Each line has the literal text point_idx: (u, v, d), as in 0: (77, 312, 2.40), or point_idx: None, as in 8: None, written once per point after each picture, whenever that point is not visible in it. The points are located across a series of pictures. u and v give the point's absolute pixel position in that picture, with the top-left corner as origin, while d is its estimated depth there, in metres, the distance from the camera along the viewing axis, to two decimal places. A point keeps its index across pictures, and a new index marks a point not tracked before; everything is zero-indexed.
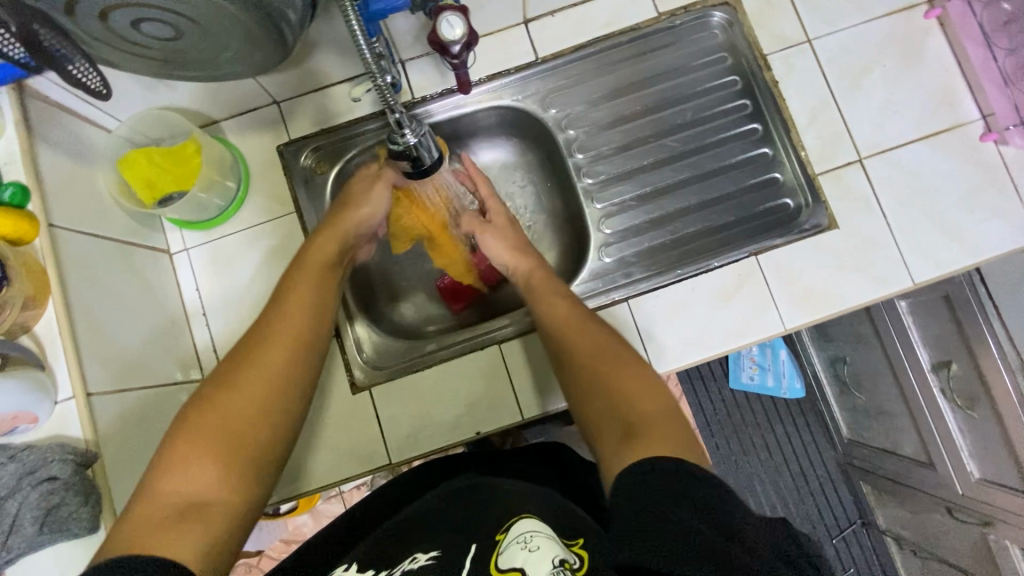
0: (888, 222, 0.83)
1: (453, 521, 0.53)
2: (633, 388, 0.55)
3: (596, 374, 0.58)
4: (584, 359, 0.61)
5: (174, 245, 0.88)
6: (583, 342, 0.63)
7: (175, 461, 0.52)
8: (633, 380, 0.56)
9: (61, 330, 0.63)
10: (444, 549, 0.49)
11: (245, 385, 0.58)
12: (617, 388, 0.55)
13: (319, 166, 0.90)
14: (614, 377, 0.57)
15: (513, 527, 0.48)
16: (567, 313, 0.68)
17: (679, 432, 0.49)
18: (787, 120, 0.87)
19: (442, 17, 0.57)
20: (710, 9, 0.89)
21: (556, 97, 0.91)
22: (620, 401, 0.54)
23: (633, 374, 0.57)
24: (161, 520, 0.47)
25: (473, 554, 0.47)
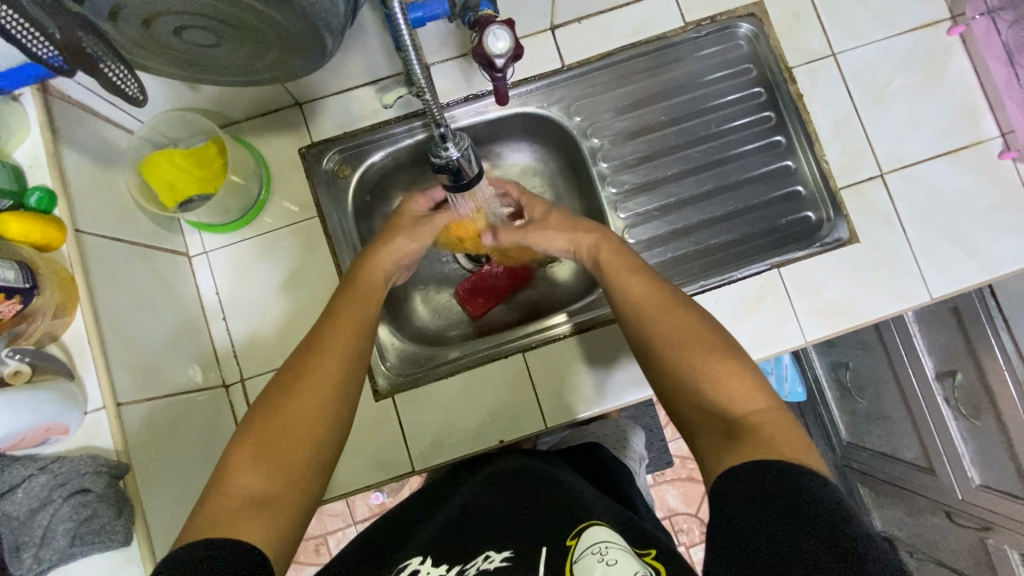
0: (907, 237, 0.85)
1: (517, 526, 0.55)
2: (731, 382, 0.53)
3: (686, 364, 0.55)
4: (674, 344, 0.57)
5: (193, 248, 0.86)
6: (675, 326, 0.58)
7: (240, 455, 0.53)
8: (728, 371, 0.53)
9: (90, 337, 0.61)
10: (516, 549, 0.51)
11: (307, 385, 0.58)
12: (715, 381, 0.53)
13: (341, 169, 0.89)
14: (711, 366, 0.54)
15: (585, 534, 0.50)
16: (650, 291, 0.63)
17: (792, 434, 0.48)
18: (810, 133, 0.88)
19: (489, 30, 0.56)
20: (736, 20, 0.89)
21: (581, 104, 0.90)
22: (718, 397, 0.52)
23: (730, 364, 0.54)
24: (230, 512, 0.49)
25: (545, 559, 0.49)
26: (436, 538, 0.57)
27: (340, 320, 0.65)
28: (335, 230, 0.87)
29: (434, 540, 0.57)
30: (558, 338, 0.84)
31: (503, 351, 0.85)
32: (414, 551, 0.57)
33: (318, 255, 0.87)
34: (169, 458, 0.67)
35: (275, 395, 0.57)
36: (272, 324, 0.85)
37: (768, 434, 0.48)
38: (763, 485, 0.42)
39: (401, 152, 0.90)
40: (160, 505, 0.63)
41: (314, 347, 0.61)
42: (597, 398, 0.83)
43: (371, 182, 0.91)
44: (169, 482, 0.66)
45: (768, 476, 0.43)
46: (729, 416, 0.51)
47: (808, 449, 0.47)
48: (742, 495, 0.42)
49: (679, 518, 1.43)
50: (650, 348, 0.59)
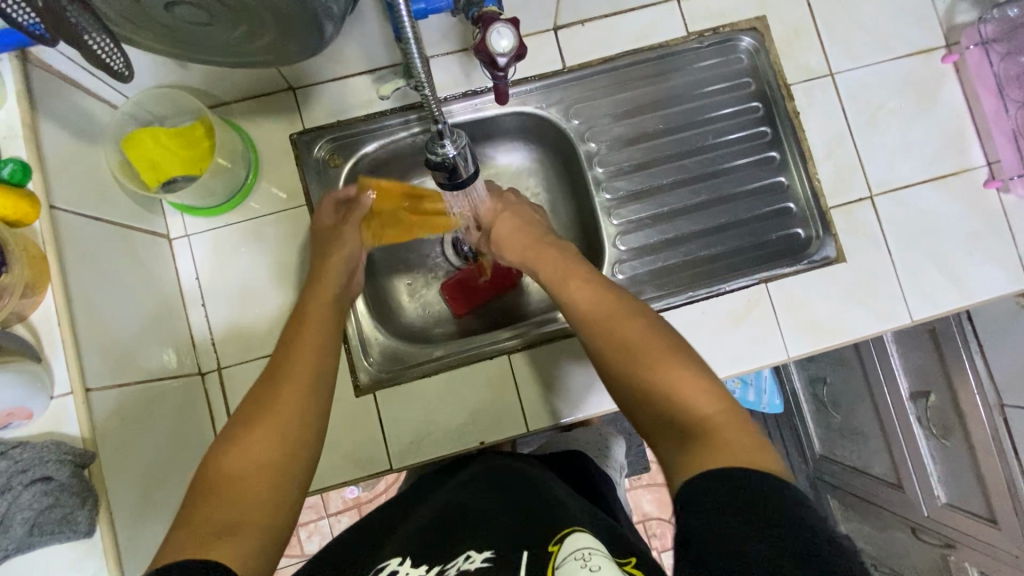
0: (892, 259, 0.86)
1: (503, 523, 0.55)
2: (679, 384, 0.53)
3: (642, 373, 0.56)
4: (625, 355, 0.58)
5: (174, 230, 0.84)
6: (627, 334, 0.59)
7: (220, 482, 0.52)
8: (677, 376, 0.54)
9: (61, 319, 0.59)
10: (498, 551, 0.50)
11: (276, 412, 0.58)
12: (665, 386, 0.53)
13: (332, 158, 0.87)
14: (662, 374, 0.54)
15: (568, 541, 0.49)
16: (594, 302, 0.64)
17: (744, 434, 0.48)
18: (805, 150, 0.89)
19: (492, 27, 0.55)
20: (738, 33, 0.90)
21: (579, 107, 0.90)
22: (669, 401, 0.53)
23: (679, 369, 0.54)
24: (206, 534, 0.47)
25: (527, 562, 0.48)
26: (415, 539, 0.55)
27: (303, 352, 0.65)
28: None
29: (413, 539, 0.56)
30: (544, 341, 0.83)
31: (485, 351, 0.84)
32: (393, 550, 0.55)
33: (304, 245, 0.85)
34: (137, 446, 0.65)
35: (242, 425, 0.57)
36: (253, 315, 0.83)
37: (719, 435, 0.48)
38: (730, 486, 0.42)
39: (396, 144, 0.89)
40: (126, 496, 0.61)
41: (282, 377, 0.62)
42: (580, 404, 0.83)
43: (362, 172, 0.89)
44: (138, 472, 0.64)
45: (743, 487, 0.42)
46: (686, 419, 0.51)
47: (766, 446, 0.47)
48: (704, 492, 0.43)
49: (653, 522, 1.45)
50: (607, 358, 0.60)
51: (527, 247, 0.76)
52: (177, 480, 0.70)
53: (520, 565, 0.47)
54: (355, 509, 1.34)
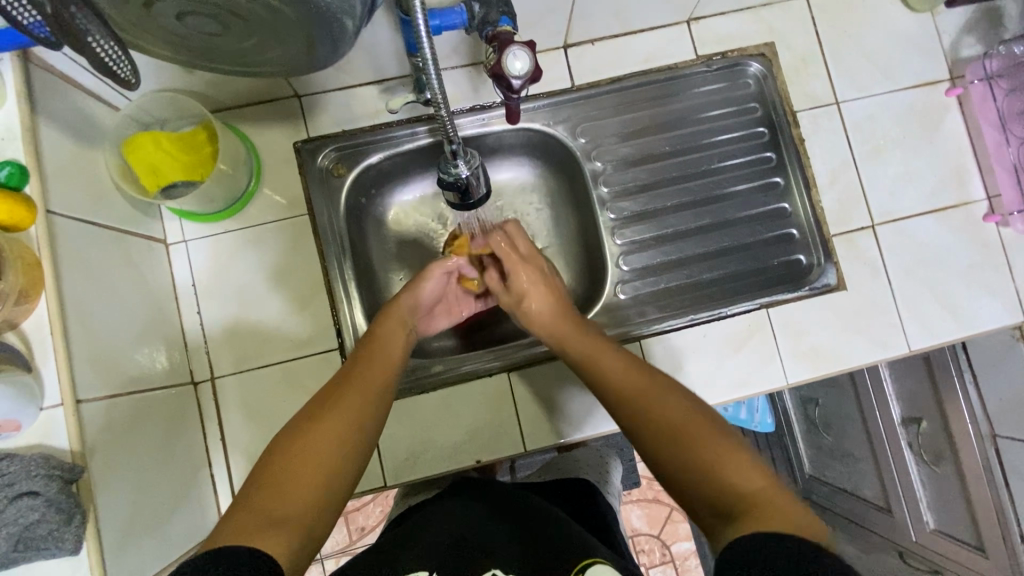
0: (892, 290, 0.86)
1: (522, 555, 0.56)
2: (729, 462, 0.53)
3: (682, 445, 0.55)
4: (664, 430, 0.57)
5: (171, 236, 0.82)
6: (670, 410, 0.58)
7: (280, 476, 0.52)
8: (723, 451, 0.54)
9: (54, 328, 0.57)
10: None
11: (334, 423, 0.57)
12: (711, 462, 0.53)
13: (336, 167, 0.86)
14: (705, 448, 0.54)
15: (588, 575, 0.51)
16: (625, 372, 0.64)
17: (795, 506, 0.49)
18: (808, 176, 0.89)
19: (508, 49, 0.55)
20: (747, 58, 0.90)
21: (586, 126, 0.89)
22: (720, 475, 0.52)
23: (722, 446, 0.54)
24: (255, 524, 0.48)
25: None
26: (437, 552, 0.56)
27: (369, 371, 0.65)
28: (324, 230, 0.84)
29: (443, 551, 0.56)
30: (544, 361, 0.83)
31: (485, 369, 0.84)
32: (422, 552, 0.55)
33: (304, 255, 0.83)
34: (128, 460, 0.63)
35: (303, 425, 0.57)
36: (251, 324, 0.82)
37: (768, 511, 0.48)
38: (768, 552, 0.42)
39: (402, 156, 0.88)
40: (116, 512, 0.59)
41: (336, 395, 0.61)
42: (577, 424, 0.83)
43: (365, 183, 0.89)
44: (130, 486, 0.62)
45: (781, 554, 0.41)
46: (733, 496, 0.50)
47: (809, 515, 0.48)
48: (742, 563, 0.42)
49: (641, 538, 1.45)
50: (647, 436, 0.58)
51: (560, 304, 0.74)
52: (169, 492, 0.69)
53: None
54: (343, 517, 1.34)
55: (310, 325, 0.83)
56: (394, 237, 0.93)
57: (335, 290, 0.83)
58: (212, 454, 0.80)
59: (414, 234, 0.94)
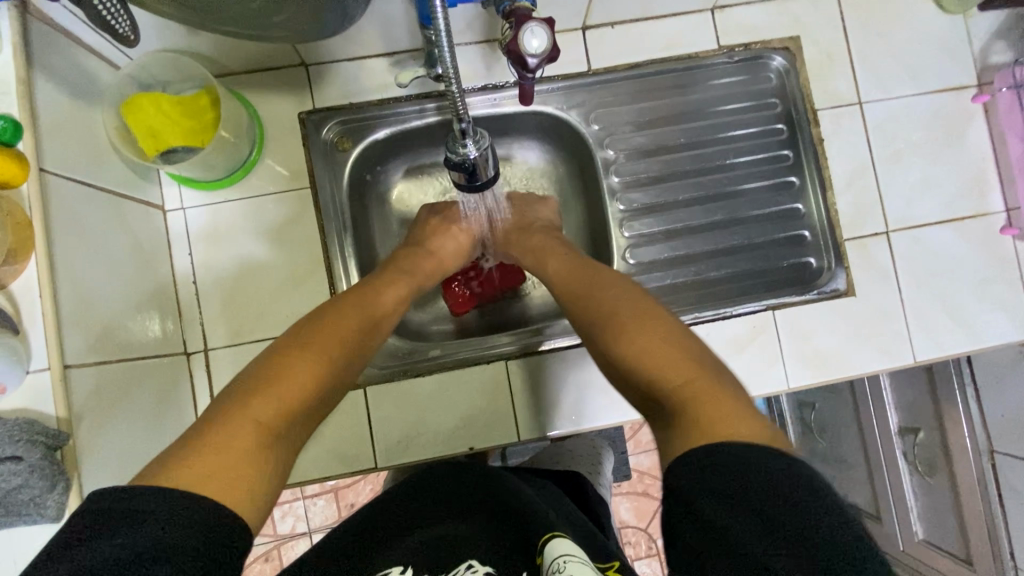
0: (902, 299, 0.85)
1: (498, 553, 0.56)
2: (662, 357, 0.54)
3: (618, 343, 0.58)
4: (608, 326, 0.60)
5: (169, 202, 0.80)
6: (614, 305, 0.61)
7: (249, 417, 0.51)
8: (653, 345, 0.55)
9: (43, 290, 0.56)
10: None
11: (308, 368, 0.57)
12: (646, 356, 0.55)
13: (341, 141, 0.83)
14: (641, 342, 0.56)
15: (548, 549, 0.51)
16: (574, 282, 0.67)
17: (722, 400, 0.49)
18: (825, 177, 0.87)
19: (525, 26, 0.53)
20: (771, 52, 0.87)
21: (600, 113, 0.87)
22: (654, 372, 0.54)
23: (661, 340, 0.56)
24: (232, 466, 0.46)
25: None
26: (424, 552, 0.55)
27: (335, 332, 0.62)
28: (326, 205, 0.82)
29: (421, 548, 0.57)
30: (544, 352, 0.82)
31: (483, 356, 0.83)
32: (404, 548, 0.57)
33: (304, 229, 0.82)
34: (115, 428, 0.62)
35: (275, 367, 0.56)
36: (247, 297, 0.80)
37: (696, 406, 0.49)
38: (740, 487, 0.41)
39: (409, 133, 0.86)
40: (101, 480, 0.58)
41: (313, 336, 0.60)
42: (573, 417, 0.82)
43: (370, 159, 0.86)
44: (115, 454, 0.61)
45: (736, 467, 0.42)
46: (664, 388, 0.52)
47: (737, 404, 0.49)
48: (697, 483, 0.43)
49: (628, 531, 1.45)
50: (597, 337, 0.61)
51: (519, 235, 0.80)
52: None
53: None
54: (332, 493, 1.35)
55: (306, 301, 0.81)
56: (397, 216, 0.91)
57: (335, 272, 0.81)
58: None
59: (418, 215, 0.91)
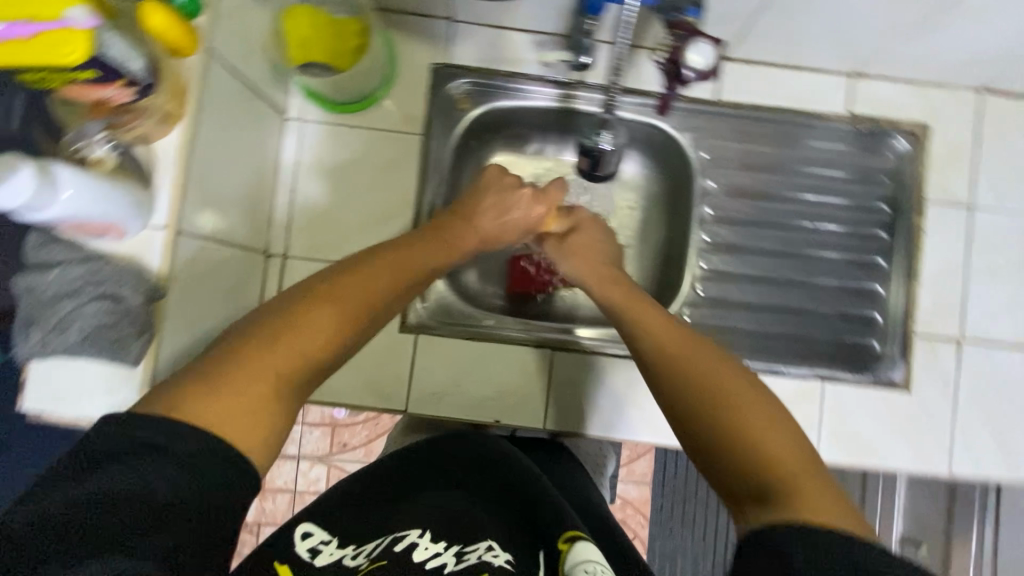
0: (954, 409, 0.84)
1: (509, 536, 0.56)
2: (762, 431, 0.52)
3: (713, 410, 0.55)
4: (700, 386, 0.57)
5: (292, 110, 0.84)
6: (698, 362, 0.59)
7: (255, 364, 0.48)
8: (759, 419, 0.53)
9: (179, 156, 0.59)
10: (517, 557, 0.53)
11: (332, 313, 0.53)
12: (750, 427, 0.53)
13: (463, 100, 0.86)
14: (741, 412, 0.54)
15: (578, 544, 0.52)
16: (664, 327, 0.64)
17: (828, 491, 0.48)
18: (914, 268, 0.86)
19: (694, 39, 0.55)
20: (897, 132, 0.87)
21: (713, 143, 0.88)
22: (752, 443, 0.52)
23: (760, 413, 0.54)
24: (228, 411, 0.45)
25: (543, 561, 0.53)
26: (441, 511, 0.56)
27: (361, 282, 0.57)
28: (431, 155, 0.85)
29: (436, 507, 0.57)
30: (592, 353, 0.84)
31: (537, 341, 0.84)
32: (411, 517, 0.55)
33: (405, 173, 0.85)
34: (196, 300, 0.66)
35: (299, 304, 0.53)
36: (335, 218, 0.84)
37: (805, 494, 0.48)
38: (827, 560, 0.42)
39: (527, 110, 0.88)
40: (174, 342, 0.62)
41: (340, 283, 0.56)
42: (599, 423, 0.83)
43: (483, 124, 0.89)
44: (189, 324, 0.65)
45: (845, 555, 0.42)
46: (766, 468, 0.50)
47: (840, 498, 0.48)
48: (796, 539, 0.43)
49: None
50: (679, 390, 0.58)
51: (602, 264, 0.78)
52: None
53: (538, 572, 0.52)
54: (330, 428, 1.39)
55: (388, 239, 0.84)
56: None
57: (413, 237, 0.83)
58: None
59: None
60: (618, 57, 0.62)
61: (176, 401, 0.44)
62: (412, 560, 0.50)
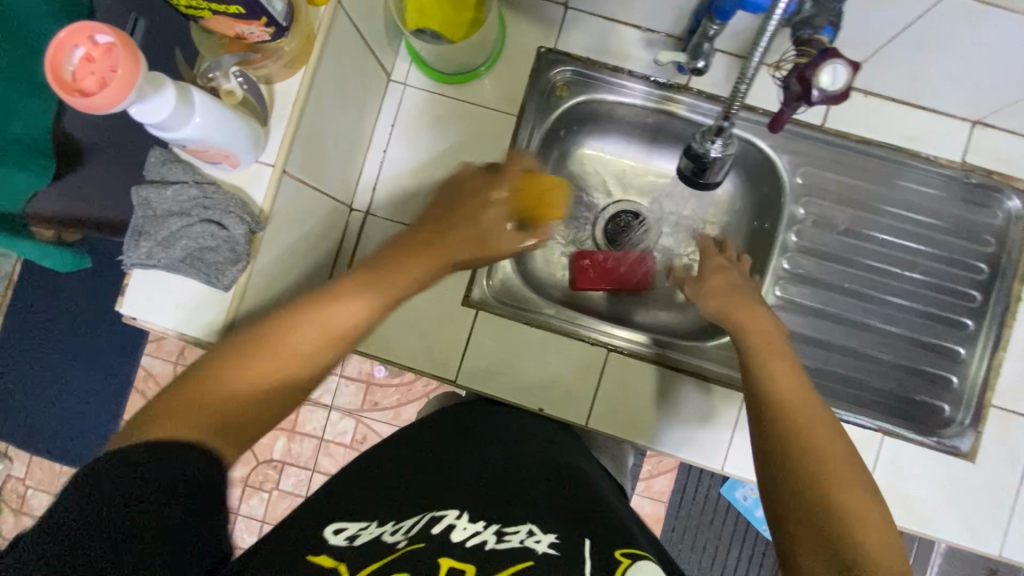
0: (1019, 490, 0.79)
1: (554, 522, 0.48)
2: (873, 536, 0.47)
3: (827, 496, 0.49)
4: (822, 465, 0.51)
5: (396, 74, 0.86)
6: (829, 442, 0.53)
7: (240, 373, 0.48)
8: (873, 527, 0.47)
9: (297, 99, 0.62)
10: (562, 541, 0.45)
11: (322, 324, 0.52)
12: (860, 529, 0.47)
13: (562, 88, 0.86)
14: (854, 510, 0.48)
15: (640, 561, 0.43)
16: (797, 388, 0.58)
17: None
18: (1004, 337, 0.81)
19: (830, 60, 0.52)
20: (1013, 191, 0.82)
21: (810, 171, 0.84)
22: (858, 544, 0.46)
23: (878, 518, 0.48)
24: (200, 412, 0.45)
25: (593, 549, 0.44)
26: (477, 495, 0.51)
27: (357, 292, 0.54)
28: (522, 138, 0.86)
29: (475, 491, 0.52)
30: (647, 361, 0.84)
31: (592, 337, 0.84)
32: (443, 497, 0.50)
33: (493, 151, 0.86)
34: (286, 240, 0.69)
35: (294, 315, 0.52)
36: (419, 183, 0.86)
37: None
38: None
39: (624, 108, 0.87)
40: (260, 276, 0.65)
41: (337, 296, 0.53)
42: (643, 432, 0.83)
43: (577, 115, 0.88)
44: (275, 261, 0.67)
45: None
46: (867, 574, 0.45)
47: None
48: None
49: None
50: (793, 458, 0.52)
51: (738, 304, 0.70)
52: (292, 282, 0.74)
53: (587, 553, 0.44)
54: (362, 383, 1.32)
55: None
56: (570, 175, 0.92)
57: None
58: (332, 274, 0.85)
59: (587, 183, 0.92)
60: (742, 66, 0.54)
61: (145, 419, 0.43)
62: (451, 538, 0.44)
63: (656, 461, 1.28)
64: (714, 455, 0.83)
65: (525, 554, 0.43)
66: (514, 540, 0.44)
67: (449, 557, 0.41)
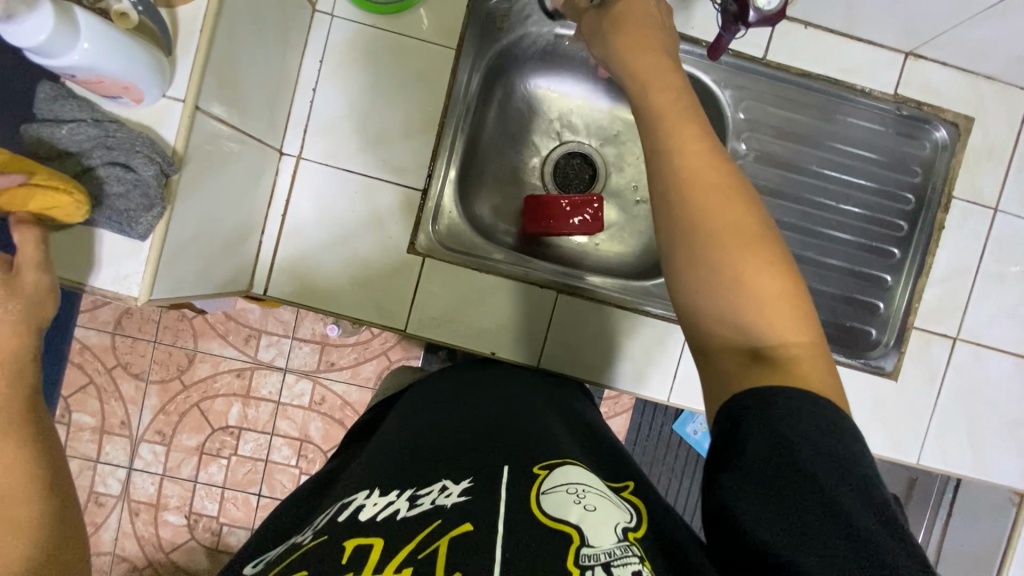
0: (935, 404, 0.86)
1: (467, 466, 0.50)
2: (743, 251, 0.46)
3: (701, 226, 0.47)
4: (692, 190, 0.48)
5: (323, 4, 0.80)
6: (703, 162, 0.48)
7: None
8: (747, 247, 0.46)
9: (206, 25, 0.56)
10: (476, 479, 0.48)
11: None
12: (731, 248, 0.46)
13: (501, 19, 0.82)
14: (723, 229, 0.47)
15: (557, 470, 0.49)
16: (674, 103, 0.51)
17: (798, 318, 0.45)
18: (928, 263, 0.86)
19: None
20: (940, 122, 0.85)
21: (751, 105, 0.85)
22: (729, 267, 0.46)
23: (749, 226, 0.47)
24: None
25: (508, 478, 0.48)
26: (388, 461, 0.52)
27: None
28: (461, 73, 0.82)
29: (380, 463, 0.53)
30: (596, 299, 0.85)
31: (541, 280, 0.84)
32: (355, 485, 0.50)
33: (431, 90, 0.82)
34: (207, 185, 0.64)
35: None
36: (355, 123, 0.81)
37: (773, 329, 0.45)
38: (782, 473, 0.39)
39: (566, 40, 0.84)
40: (181, 227, 0.60)
41: None
42: (593, 367, 0.85)
43: (519, 49, 0.85)
44: (198, 212, 0.63)
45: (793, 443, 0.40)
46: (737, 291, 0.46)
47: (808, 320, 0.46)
48: (763, 442, 0.40)
49: None
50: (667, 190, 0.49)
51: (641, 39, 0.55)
52: (221, 235, 0.70)
53: (504, 480, 0.48)
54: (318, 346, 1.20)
55: (406, 156, 0.82)
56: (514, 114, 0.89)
57: (433, 165, 0.82)
58: (268, 224, 0.81)
59: (533, 122, 0.90)
60: None
61: None
62: (359, 518, 0.43)
63: (613, 402, 1.26)
64: (660, 387, 0.86)
65: (436, 511, 0.44)
66: (425, 501, 0.46)
67: (357, 535, 0.41)
